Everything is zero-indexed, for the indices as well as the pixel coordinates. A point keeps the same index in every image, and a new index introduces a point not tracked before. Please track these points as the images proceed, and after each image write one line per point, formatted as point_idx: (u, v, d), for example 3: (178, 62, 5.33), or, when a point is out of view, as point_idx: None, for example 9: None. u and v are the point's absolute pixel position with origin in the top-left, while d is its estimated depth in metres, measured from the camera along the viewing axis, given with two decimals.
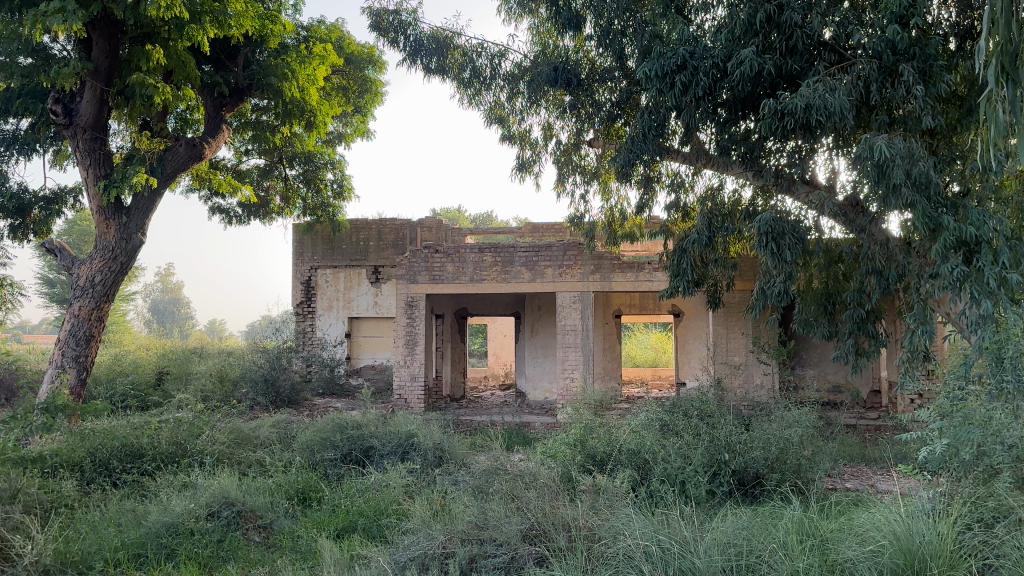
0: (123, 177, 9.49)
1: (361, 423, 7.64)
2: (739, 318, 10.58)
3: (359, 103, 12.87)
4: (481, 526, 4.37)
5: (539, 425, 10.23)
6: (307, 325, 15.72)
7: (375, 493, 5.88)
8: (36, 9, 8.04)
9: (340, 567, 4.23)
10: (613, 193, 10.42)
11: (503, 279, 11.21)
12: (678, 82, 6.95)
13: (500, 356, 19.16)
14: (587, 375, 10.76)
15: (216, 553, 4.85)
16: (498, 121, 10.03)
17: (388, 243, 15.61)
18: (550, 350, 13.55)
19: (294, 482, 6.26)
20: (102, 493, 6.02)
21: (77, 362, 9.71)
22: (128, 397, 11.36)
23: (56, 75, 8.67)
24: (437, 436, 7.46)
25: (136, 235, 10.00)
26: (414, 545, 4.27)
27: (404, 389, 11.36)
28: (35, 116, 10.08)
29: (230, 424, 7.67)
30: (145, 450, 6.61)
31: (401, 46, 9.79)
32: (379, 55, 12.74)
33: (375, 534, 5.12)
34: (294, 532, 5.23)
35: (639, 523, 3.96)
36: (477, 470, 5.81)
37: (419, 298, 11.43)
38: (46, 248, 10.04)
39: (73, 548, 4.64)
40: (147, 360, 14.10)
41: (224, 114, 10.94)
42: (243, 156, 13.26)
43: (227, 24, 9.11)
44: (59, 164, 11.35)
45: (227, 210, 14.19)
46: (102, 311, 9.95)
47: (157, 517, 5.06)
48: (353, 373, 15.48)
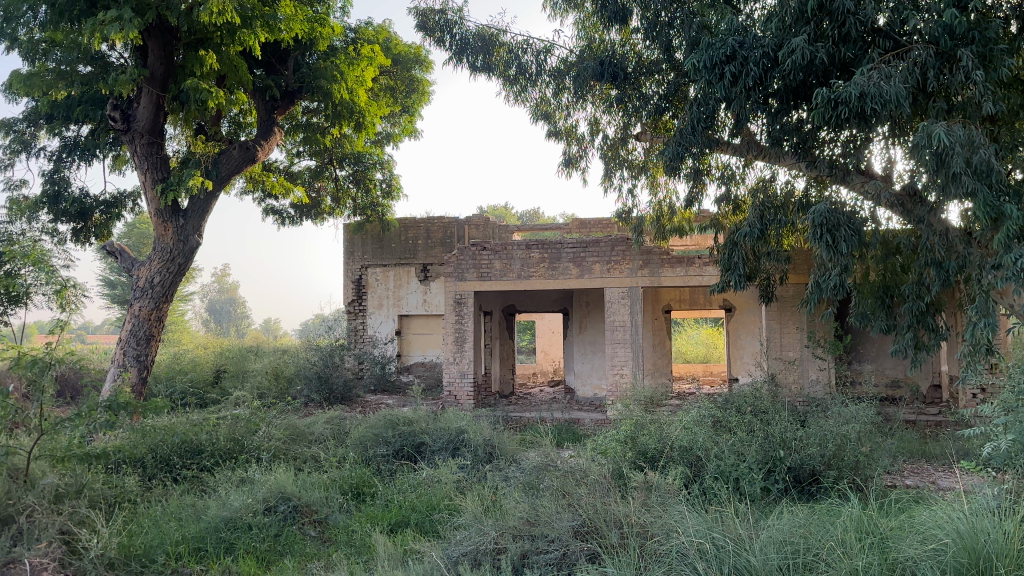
0: (180, 181, 9.73)
1: (412, 419, 7.67)
2: (793, 312, 10.36)
3: (407, 103, 12.98)
4: (534, 523, 4.35)
5: (589, 421, 10.20)
6: (358, 323, 15.98)
7: (427, 488, 5.91)
8: (93, 18, 8.21)
9: (394, 562, 4.29)
10: (661, 188, 10.33)
11: (550, 275, 11.16)
12: (728, 72, 6.86)
13: (548, 353, 19.21)
14: (637, 371, 10.68)
15: (273, 548, 4.93)
16: (544, 117, 10.02)
17: (436, 241, 15.66)
18: (598, 346, 13.44)
19: (348, 477, 6.33)
20: (163, 487, 6.18)
21: (138, 361, 9.98)
22: (187, 395, 11.76)
23: (114, 82, 8.87)
24: (487, 432, 7.46)
25: (193, 237, 10.23)
26: (465, 540, 4.29)
27: (453, 385, 11.44)
28: (95, 122, 10.42)
29: (284, 420, 7.80)
30: (203, 447, 6.77)
31: (448, 45, 9.85)
32: (426, 54, 12.83)
33: (428, 530, 5.15)
34: (349, 526, 5.27)
35: (692, 520, 3.91)
36: (526, 466, 5.82)
37: (467, 296, 11.49)
38: (107, 251, 10.35)
39: (137, 542, 4.82)
40: (205, 358, 14.39)
41: (276, 117, 11.07)
42: (294, 158, 13.51)
43: (277, 28, 9.24)
44: (119, 168, 11.67)
45: (280, 211, 14.45)
46: (161, 311, 10.21)
47: (216, 512, 5.18)
48: (403, 370, 15.61)
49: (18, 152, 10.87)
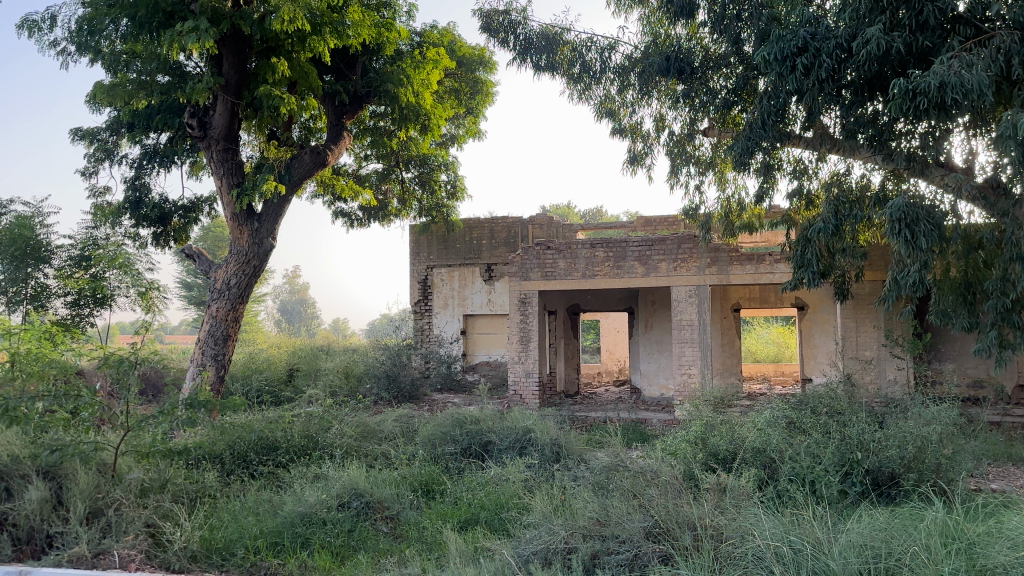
0: (254, 185, 10.00)
1: (479, 417, 7.72)
2: (869, 310, 10.05)
3: (471, 104, 13.08)
4: (604, 523, 4.33)
5: (657, 421, 10.10)
6: (424, 322, 16.19)
7: (495, 486, 5.94)
8: (172, 30, 8.50)
9: (466, 559, 4.32)
10: (730, 184, 10.15)
11: (616, 274, 11.08)
12: (800, 65, 6.71)
13: (613, 352, 19.11)
14: (705, 371, 10.53)
15: (347, 543, 5.02)
16: (609, 115, 9.97)
17: (500, 241, 15.69)
18: (665, 345, 13.28)
19: (418, 475, 6.40)
20: (241, 483, 6.37)
21: (216, 360, 10.29)
22: (262, 394, 12.08)
23: (192, 91, 9.16)
24: (554, 431, 7.44)
25: (267, 240, 10.51)
26: (535, 539, 4.30)
27: (519, 385, 11.47)
28: (173, 129, 10.78)
29: (355, 418, 7.95)
30: (279, 444, 6.96)
31: (512, 45, 9.87)
32: (490, 56, 12.90)
33: (497, 528, 5.18)
34: (420, 523, 5.34)
35: (769, 523, 3.84)
36: (596, 466, 5.79)
37: (532, 295, 11.51)
38: (186, 254, 10.70)
39: (218, 536, 4.99)
40: (278, 357, 14.79)
41: (345, 122, 11.26)
42: (362, 161, 13.76)
43: (346, 33, 9.42)
44: (196, 174, 12.05)
45: (348, 214, 14.72)
46: (237, 312, 10.51)
47: (292, 507, 5.31)
48: (468, 370, 15.71)
49: (102, 159, 11.36)
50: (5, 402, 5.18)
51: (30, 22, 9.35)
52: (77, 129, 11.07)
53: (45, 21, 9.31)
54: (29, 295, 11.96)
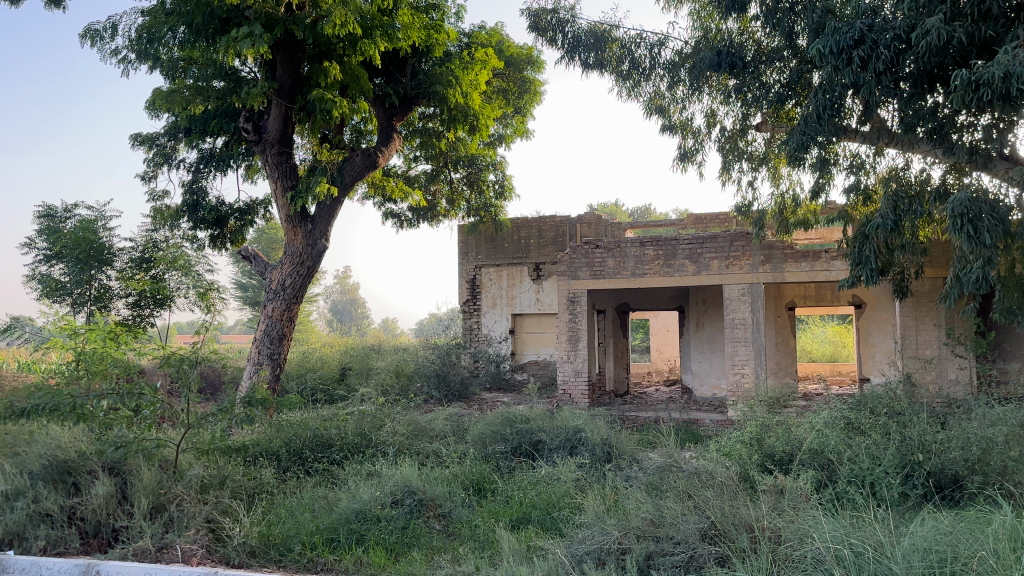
0: (308, 187, 10.17)
1: (530, 416, 7.72)
2: (929, 308, 9.78)
3: (519, 104, 13.10)
4: (658, 523, 4.30)
5: (709, 421, 9.98)
6: (473, 322, 16.28)
7: (546, 486, 5.93)
8: (228, 36, 8.69)
9: (519, 557, 4.33)
10: (783, 180, 9.98)
11: (666, 273, 10.98)
12: (856, 57, 6.57)
13: (663, 352, 18.94)
14: (759, 371, 10.37)
15: (401, 540, 5.07)
16: (658, 111, 9.89)
17: (549, 240, 15.67)
18: (717, 344, 13.12)
19: (469, 473, 6.43)
20: (297, 479, 6.48)
21: (272, 359, 10.48)
22: (316, 393, 12.28)
23: (247, 96, 9.36)
24: (605, 430, 7.40)
25: (320, 241, 10.68)
26: (588, 539, 4.29)
27: (568, 384, 11.45)
28: (228, 134, 11.03)
29: (407, 416, 8.03)
30: (333, 441, 7.07)
31: (560, 44, 9.86)
32: (538, 55, 12.89)
33: (550, 527, 5.17)
34: (472, 521, 5.37)
35: (828, 525, 3.77)
36: (650, 466, 5.75)
37: (581, 295, 11.48)
38: (243, 255, 10.93)
39: (276, 531, 5.09)
40: (331, 356, 15.02)
41: (395, 124, 11.35)
42: (411, 162, 13.88)
43: (396, 36, 9.52)
44: (251, 177, 12.30)
45: (398, 214, 14.87)
46: (292, 311, 10.69)
47: (348, 504, 5.39)
48: (517, 369, 15.74)
49: (161, 164, 11.67)
50: (73, 399, 5.37)
51: (92, 31, 9.65)
52: (137, 135, 11.40)
53: (107, 30, 9.60)
54: (93, 297, 12.35)
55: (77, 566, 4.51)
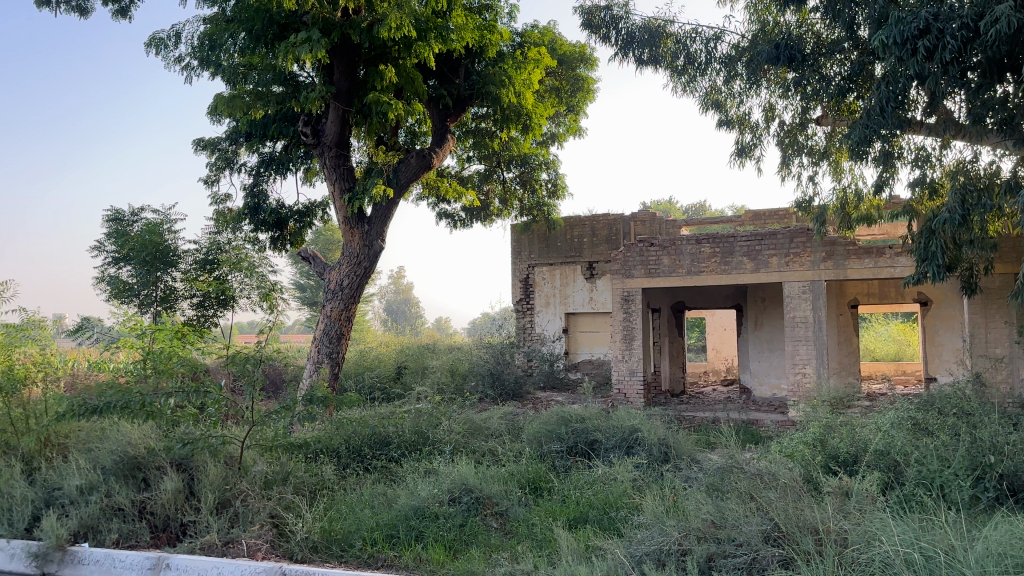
0: (365, 189, 10.32)
1: (585, 415, 7.70)
2: (1000, 305, 9.46)
3: (572, 102, 13.08)
4: (719, 525, 4.24)
5: (769, 421, 9.81)
6: (527, 321, 16.31)
7: (603, 485, 5.91)
8: (286, 42, 8.87)
9: (578, 557, 4.33)
10: (845, 174, 9.76)
11: (724, 270, 10.83)
12: (921, 48, 6.39)
13: (720, 351, 18.68)
14: (820, 370, 10.15)
15: (460, 537, 5.11)
16: (715, 106, 9.77)
17: (602, 239, 15.60)
18: (776, 343, 12.89)
19: (525, 472, 6.45)
20: (356, 476, 6.59)
21: (331, 358, 10.66)
22: (373, 391, 12.45)
23: (306, 100, 9.54)
24: (662, 430, 7.34)
25: (377, 241, 10.82)
26: (648, 539, 4.26)
27: (623, 383, 11.38)
28: (287, 138, 11.26)
29: (463, 415, 8.10)
30: (390, 439, 7.16)
31: (614, 41, 9.80)
32: (591, 52, 12.85)
33: (608, 527, 5.15)
34: (529, 519, 5.38)
35: (897, 528, 3.68)
36: (710, 467, 5.68)
37: (636, 293, 11.40)
38: (303, 257, 11.15)
39: (338, 526, 5.18)
40: (387, 355, 15.21)
41: (449, 125, 11.45)
42: (465, 163, 13.96)
43: (450, 38, 9.59)
44: (309, 180, 12.54)
45: (452, 215, 14.98)
46: (350, 311, 10.85)
47: (406, 501, 5.45)
48: (571, 368, 15.72)
49: (223, 168, 11.97)
50: (143, 397, 5.53)
51: (157, 40, 9.95)
52: (200, 140, 11.72)
53: (171, 38, 9.88)
54: (159, 297, 12.75)
55: (149, 558, 4.68)
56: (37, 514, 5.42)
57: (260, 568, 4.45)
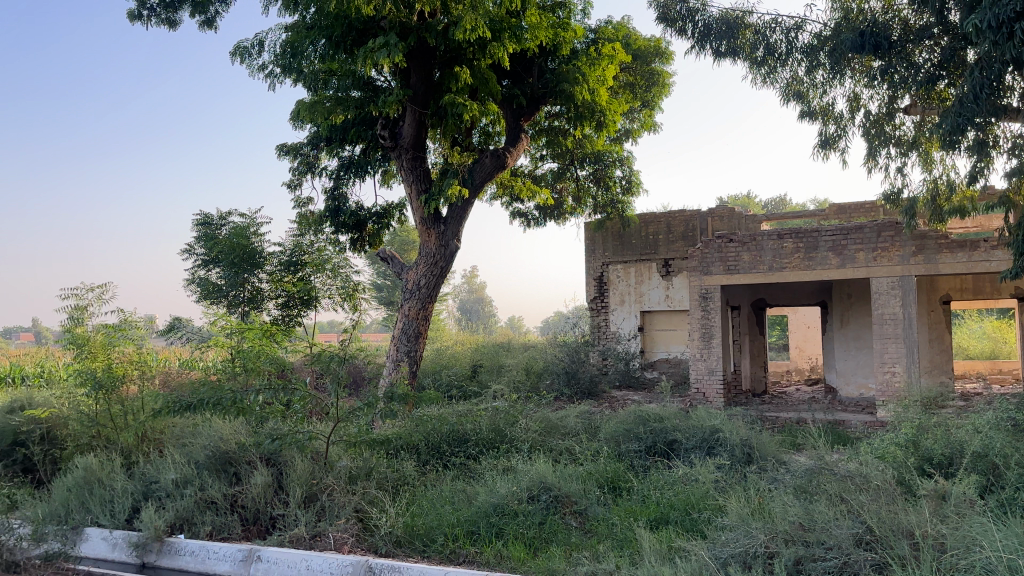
0: (440, 190, 10.45)
1: (664, 415, 7.61)
2: None
3: (647, 97, 12.96)
4: (807, 528, 4.12)
5: (856, 422, 9.49)
6: (601, 320, 16.24)
7: (684, 486, 5.82)
8: (365, 47, 9.05)
9: (661, 558, 4.28)
10: (936, 165, 9.36)
11: (807, 266, 10.54)
12: (1019, 31, 6.08)
13: (803, 349, 18.18)
14: (911, 369, 9.77)
15: (539, 535, 5.11)
16: (796, 97, 9.51)
17: (678, 236, 15.34)
18: (863, 341, 12.47)
19: (603, 471, 6.41)
20: (436, 473, 6.67)
21: (409, 356, 10.82)
22: (451, 389, 12.60)
23: (383, 104, 9.72)
24: (744, 431, 7.18)
25: (453, 241, 10.93)
26: (733, 541, 4.18)
27: (702, 382, 11.21)
28: (365, 141, 11.49)
29: (540, 413, 8.10)
30: (468, 436, 7.23)
31: (690, 34, 9.63)
32: (666, 46, 12.71)
33: (691, 529, 5.08)
34: (610, 519, 5.35)
35: (1000, 533, 3.52)
36: (796, 469, 5.53)
37: (714, 290, 11.21)
38: (381, 257, 11.36)
39: (420, 522, 5.26)
40: (462, 354, 15.34)
41: (523, 124, 11.49)
42: (538, 161, 13.98)
43: (524, 37, 9.62)
44: (387, 181, 12.76)
45: (525, 213, 15.01)
46: (427, 310, 10.99)
47: (486, 498, 5.49)
48: (647, 367, 15.57)
49: (304, 172, 12.30)
50: (233, 393, 5.75)
51: (242, 49, 10.28)
52: (283, 145, 12.06)
53: (255, 47, 10.20)
54: (246, 298, 13.18)
55: (241, 551, 4.85)
56: (136, 505, 5.68)
57: (346, 561, 4.57)
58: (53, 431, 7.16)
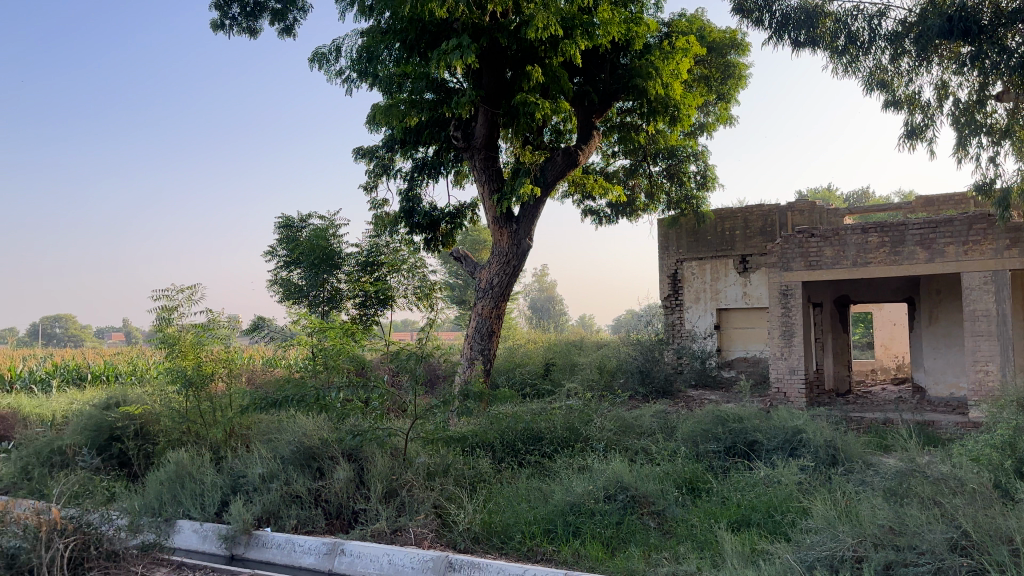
0: (513, 189, 10.49)
1: (743, 415, 7.46)
2: None
3: (722, 90, 12.74)
4: (898, 531, 3.98)
5: (947, 423, 9.11)
6: (676, 318, 16.06)
7: (766, 488, 5.69)
8: (439, 49, 9.16)
9: (744, 561, 4.20)
10: None
11: (893, 261, 10.17)
12: None
13: (889, 347, 17.57)
14: (1006, 368, 9.33)
15: (617, 535, 5.08)
16: (880, 87, 9.19)
17: (756, 231, 14.95)
18: (953, 339, 11.96)
19: (681, 471, 6.33)
20: (512, 471, 6.70)
21: (482, 354, 10.90)
22: (525, 387, 12.65)
23: (456, 105, 9.82)
24: (828, 432, 6.97)
25: (525, 240, 10.95)
26: (818, 544, 4.07)
27: (783, 382, 10.98)
28: (438, 142, 11.64)
29: (615, 411, 8.03)
30: (543, 434, 7.24)
31: (767, 24, 9.38)
32: (743, 38, 12.37)
33: (775, 531, 4.96)
34: (689, 520, 5.28)
35: None
36: (886, 471, 5.35)
37: (795, 287, 10.95)
38: (454, 257, 11.47)
39: (497, 519, 5.30)
40: (535, 352, 15.36)
41: (595, 121, 11.43)
42: (610, 158, 13.88)
43: (596, 34, 9.57)
44: (460, 182, 12.89)
45: (597, 211, 14.92)
46: (500, 309, 11.05)
47: (563, 496, 5.50)
48: (724, 366, 15.32)
49: (380, 174, 12.53)
50: (317, 390, 5.93)
51: (320, 55, 10.53)
52: (359, 148, 12.30)
53: (332, 53, 10.44)
54: (325, 298, 13.50)
55: (326, 544, 4.98)
56: (225, 499, 5.90)
57: (427, 556, 4.65)
58: (146, 426, 7.49)
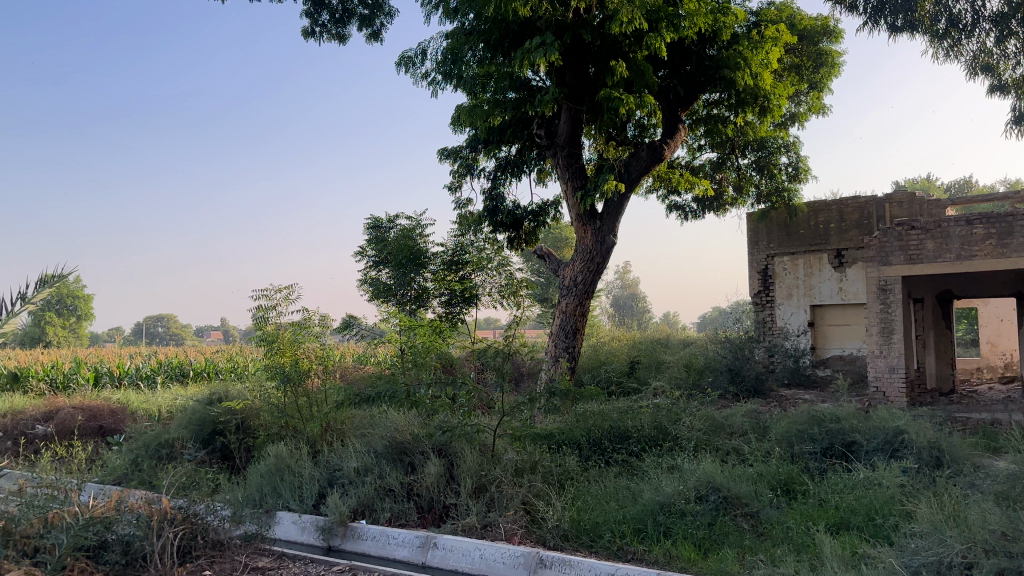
0: (596, 186, 10.44)
1: (841, 415, 7.21)
2: None
3: (815, 79, 12.35)
4: (1012, 538, 3.78)
5: None
6: (767, 315, 15.68)
7: (867, 490, 5.50)
8: (522, 48, 9.21)
9: (845, 566, 4.06)
10: None
11: (1002, 255, 9.64)
12: None
13: (996, 345, 16.69)
14: None
15: (709, 536, 5.00)
16: (986, 69, 8.99)
17: (852, 224, 14.43)
18: None
19: (776, 473, 6.17)
20: (599, 469, 6.67)
21: (567, 351, 10.89)
22: (611, 385, 12.59)
23: (540, 103, 9.84)
24: (931, 433, 6.67)
25: (610, 236, 10.87)
26: (924, 549, 3.91)
27: (882, 381, 10.62)
28: (521, 141, 11.71)
29: (704, 410, 7.90)
30: (630, 433, 7.18)
31: (861, 10, 9.03)
32: (835, 24, 12.04)
33: (877, 536, 4.79)
34: (784, 523, 5.14)
35: None
36: (997, 474, 5.08)
37: (894, 282, 10.54)
38: (539, 255, 11.51)
39: (586, 518, 5.29)
40: (621, 350, 15.23)
41: (681, 114, 11.26)
42: (696, 152, 13.66)
43: (681, 26, 9.41)
44: (543, 179, 12.92)
45: (683, 206, 14.70)
46: (585, 306, 11.01)
47: (652, 496, 5.46)
48: (818, 364, 14.87)
49: (464, 174, 12.68)
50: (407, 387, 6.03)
51: (407, 58, 10.71)
52: (444, 149, 12.48)
53: (418, 56, 10.61)
54: (413, 297, 13.77)
55: (419, 537, 5.08)
56: (322, 492, 6.10)
57: (519, 552, 4.68)
58: (247, 421, 7.79)
